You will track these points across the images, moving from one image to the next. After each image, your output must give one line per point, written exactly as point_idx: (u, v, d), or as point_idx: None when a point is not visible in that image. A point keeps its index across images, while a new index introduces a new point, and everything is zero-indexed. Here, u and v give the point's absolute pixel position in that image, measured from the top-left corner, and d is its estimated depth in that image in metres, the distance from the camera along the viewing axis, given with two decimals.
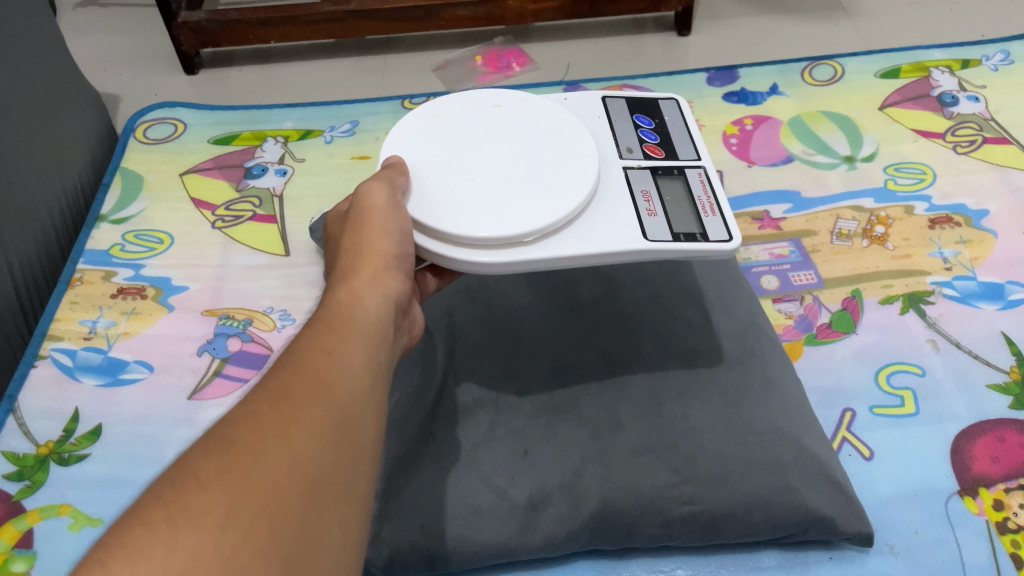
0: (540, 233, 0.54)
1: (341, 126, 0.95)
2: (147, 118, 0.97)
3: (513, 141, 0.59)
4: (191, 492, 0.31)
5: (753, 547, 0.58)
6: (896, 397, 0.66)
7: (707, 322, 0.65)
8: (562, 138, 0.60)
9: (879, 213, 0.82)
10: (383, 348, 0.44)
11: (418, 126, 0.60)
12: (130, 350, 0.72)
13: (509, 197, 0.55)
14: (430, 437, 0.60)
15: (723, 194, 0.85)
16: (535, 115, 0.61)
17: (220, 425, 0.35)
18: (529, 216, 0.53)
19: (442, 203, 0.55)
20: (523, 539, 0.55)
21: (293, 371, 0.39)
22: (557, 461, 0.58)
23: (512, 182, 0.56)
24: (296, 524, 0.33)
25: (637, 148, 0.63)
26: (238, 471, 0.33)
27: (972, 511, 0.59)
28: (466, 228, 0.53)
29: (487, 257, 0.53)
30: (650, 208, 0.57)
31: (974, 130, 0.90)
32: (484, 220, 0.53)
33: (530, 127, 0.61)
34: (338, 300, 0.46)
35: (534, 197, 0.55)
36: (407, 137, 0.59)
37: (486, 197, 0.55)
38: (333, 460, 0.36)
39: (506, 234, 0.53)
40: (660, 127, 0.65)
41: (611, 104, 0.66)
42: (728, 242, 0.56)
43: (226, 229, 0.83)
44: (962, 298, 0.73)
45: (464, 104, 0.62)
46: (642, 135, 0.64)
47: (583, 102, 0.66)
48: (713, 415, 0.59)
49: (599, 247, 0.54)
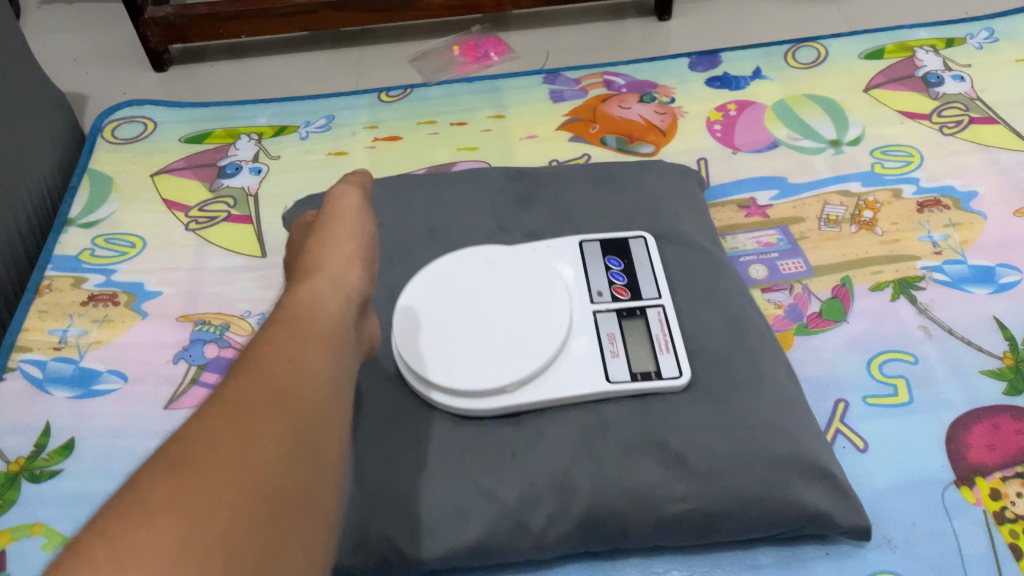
0: (521, 381, 0.58)
1: (316, 121, 0.93)
2: (115, 116, 0.94)
3: (497, 304, 0.62)
4: (140, 526, 0.30)
5: (748, 545, 0.57)
6: (890, 385, 0.65)
7: (693, 313, 0.64)
8: (535, 290, 0.63)
9: (866, 197, 0.80)
10: (346, 353, 0.43)
11: (417, 284, 0.64)
12: (102, 360, 0.69)
13: (491, 356, 0.59)
14: (416, 442, 0.58)
15: (708, 181, 0.84)
16: (513, 276, 0.64)
17: (172, 443, 0.34)
18: (511, 370, 0.58)
19: (429, 356, 0.59)
20: (512, 541, 0.54)
21: (251, 379, 0.37)
22: (545, 461, 0.56)
23: (497, 340, 0.60)
24: (258, 549, 0.32)
25: (607, 290, 0.65)
26: (192, 499, 0.31)
27: (968, 501, 0.58)
28: (451, 379, 0.58)
29: (469, 405, 0.58)
30: (613, 349, 0.61)
31: (960, 110, 0.89)
32: (465, 371, 0.58)
33: (512, 283, 0.63)
34: (299, 300, 0.44)
35: (515, 359, 0.59)
36: (407, 295, 0.63)
37: (468, 357, 0.59)
38: (291, 479, 0.35)
39: (490, 387, 0.57)
40: (630, 267, 0.66)
41: (585, 247, 0.68)
42: (678, 380, 0.59)
43: (200, 231, 0.80)
44: (953, 282, 0.72)
45: (456, 268, 0.65)
46: (612, 276, 0.66)
47: (558, 247, 0.68)
48: (703, 411, 0.57)
49: (573, 391, 0.58)
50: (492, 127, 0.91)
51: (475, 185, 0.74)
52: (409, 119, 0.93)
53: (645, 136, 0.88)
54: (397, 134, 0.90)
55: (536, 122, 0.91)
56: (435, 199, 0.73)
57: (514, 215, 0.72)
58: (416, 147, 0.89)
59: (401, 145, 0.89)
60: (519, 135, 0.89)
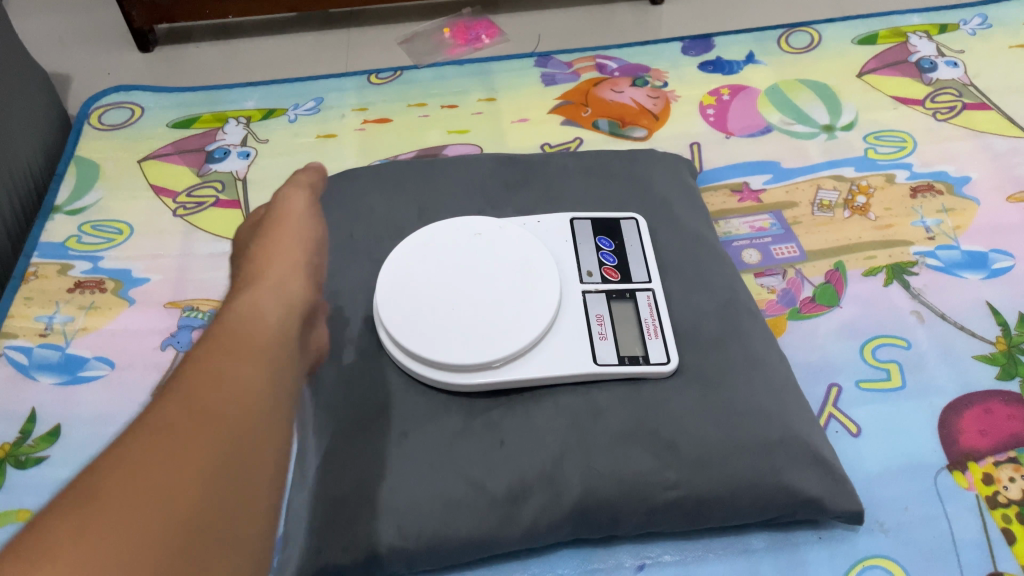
0: (508, 358, 0.55)
1: (305, 103, 0.91)
2: (101, 101, 0.93)
3: (488, 274, 0.59)
4: (45, 559, 0.28)
5: (741, 529, 0.57)
6: (882, 370, 0.65)
7: (685, 297, 0.62)
8: (525, 267, 0.60)
9: (860, 182, 0.80)
10: (286, 364, 0.42)
11: (405, 252, 0.61)
12: (89, 347, 0.68)
13: (477, 329, 0.56)
14: (402, 436, 0.55)
15: (701, 166, 0.83)
16: (505, 250, 0.61)
17: (85, 475, 0.32)
18: (497, 345, 0.55)
19: (410, 323, 0.57)
20: (503, 532, 0.52)
21: (175, 399, 0.35)
22: (533, 450, 0.54)
23: (483, 315, 0.57)
24: (171, 573, 0.30)
25: (596, 271, 0.62)
26: (103, 526, 0.29)
27: (961, 486, 0.58)
28: (435, 351, 0.55)
29: (453, 380, 0.55)
30: (601, 331, 0.58)
31: (953, 96, 0.88)
32: (450, 342, 0.56)
33: (500, 257, 0.61)
34: (238, 312, 0.43)
35: (500, 334, 0.56)
36: (395, 263, 0.60)
37: (453, 327, 0.56)
38: (219, 501, 0.33)
39: (475, 362, 0.55)
40: (621, 248, 0.64)
41: (576, 226, 0.65)
42: (666, 365, 0.56)
43: (187, 216, 0.79)
44: (946, 268, 0.72)
45: (449, 236, 0.62)
46: (602, 257, 0.63)
47: (547, 226, 0.65)
48: (694, 398, 0.56)
49: (560, 369, 0.56)
50: (483, 109, 0.90)
51: (465, 167, 0.73)
52: (400, 102, 0.91)
53: (638, 120, 0.88)
54: (387, 116, 0.89)
55: (528, 106, 0.90)
56: (426, 180, 0.71)
57: (506, 194, 0.70)
58: (406, 130, 0.88)
59: (391, 128, 0.88)
60: (510, 118, 0.89)
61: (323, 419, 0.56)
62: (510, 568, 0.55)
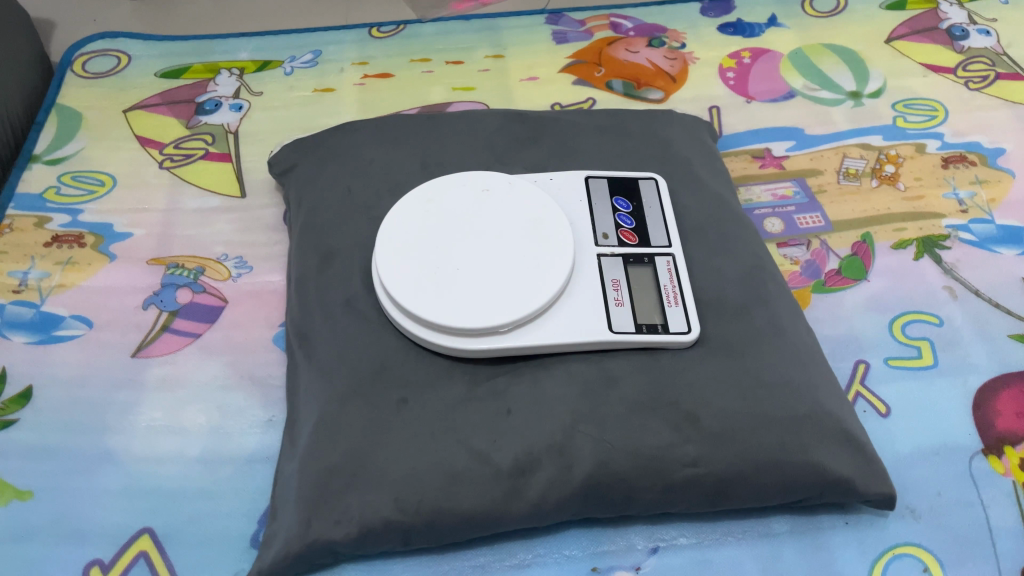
0: (517, 323, 0.51)
1: (302, 56, 0.87)
2: (86, 48, 0.88)
3: (496, 231, 0.55)
4: None
5: (762, 511, 0.53)
6: (913, 347, 0.61)
7: (707, 262, 0.58)
8: (536, 225, 0.55)
9: (888, 151, 0.76)
10: None
11: (407, 207, 0.57)
12: (65, 304, 0.64)
13: (482, 291, 0.52)
14: (401, 402, 0.50)
15: (720, 130, 0.79)
16: (516, 207, 0.56)
17: None
18: (504, 307, 0.51)
19: (409, 281, 0.52)
20: (508, 507, 0.48)
21: None
22: (543, 419, 0.49)
23: (490, 275, 0.52)
24: None
25: (613, 233, 0.57)
26: None
27: (997, 471, 0.54)
28: (438, 312, 0.51)
29: (456, 344, 0.51)
30: (617, 297, 0.54)
31: (986, 65, 0.84)
32: (452, 303, 0.51)
33: (510, 215, 0.56)
34: None
35: (507, 296, 0.51)
36: (396, 219, 0.56)
37: (456, 286, 0.52)
38: None
39: (480, 326, 0.50)
40: (639, 210, 0.59)
41: (592, 185, 0.60)
42: (686, 334, 0.52)
43: (175, 169, 0.75)
44: (979, 242, 0.68)
45: (454, 190, 0.58)
46: (619, 218, 0.58)
47: (561, 184, 0.60)
48: (717, 369, 0.51)
49: (572, 335, 0.51)
50: (491, 67, 0.85)
51: (472, 122, 0.68)
52: (402, 56, 0.87)
53: (654, 82, 0.83)
54: (388, 71, 0.85)
55: (537, 64, 0.85)
56: (430, 135, 0.67)
57: (515, 151, 0.66)
58: (409, 86, 0.83)
59: (393, 83, 0.83)
60: (519, 76, 0.84)
61: (318, 384, 0.52)
62: (514, 547, 0.51)
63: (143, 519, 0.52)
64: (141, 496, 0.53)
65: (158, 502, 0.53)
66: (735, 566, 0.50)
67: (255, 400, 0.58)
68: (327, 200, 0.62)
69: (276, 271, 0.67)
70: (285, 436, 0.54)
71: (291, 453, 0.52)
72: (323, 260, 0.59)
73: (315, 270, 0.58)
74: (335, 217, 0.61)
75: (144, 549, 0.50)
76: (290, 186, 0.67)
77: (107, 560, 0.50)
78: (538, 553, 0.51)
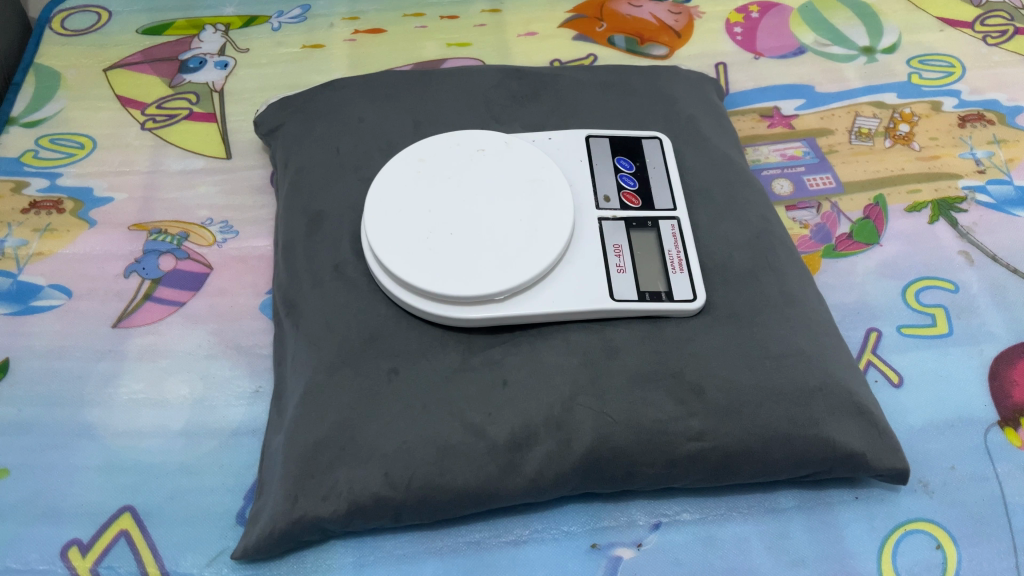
0: (513, 291, 0.48)
1: (290, 11, 0.83)
2: (65, 5, 0.84)
3: (491, 193, 0.52)
4: None
5: (768, 486, 0.51)
6: (927, 315, 0.59)
7: (713, 226, 0.55)
8: (535, 189, 0.52)
9: (902, 110, 0.73)
10: None
11: (397, 169, 0.54)
12: (43, 273, 0.61)
13: (476, 257, 0.49)
14: (392, 373, 0.48)
15: (727, 87, 0.75)
16: (513, 167, 0.54)
17: None
18: (500, 273, 0.48)
19: (400, 247, 0.49)
20: (504, 483, 0.46)
21: None
22: (540, 392, 0.47)
23: (486, 239, 0.50)
24: None
25: (615, 196, 0.54)
26: None
27: (1013, 444, 0.52)
28: (428, 280, 0.48)
29: (449, 313, 0.48)
30: (620, 263, 0.51)
31: (1004, 19, 0.80)
32: (447, 270, 0.48)
33: (506, 174, 0.53)
34: None
35: (503, 261, 0.49)
36: (384, 180, 0.53)
37: (449, 252, 0.49)
38: None
39: (474, 294, 0.47)
40: (642, 170, 0.56)
41: (593, 145, 0.57)
42: (691, 303, 0.49)
43: (158, 130, 0.72)
44: (998, 205, 0.65)
45: (447, 149, 0.55)
46: (622, 179, 0.55)
47: (563, 144, 0.57)
48: (724, 338, 0.49)
49: (571, 305, 0.48)
50: (487, 21, 0.82)
51: (467, 79, 0.65)
52: (395, 11, 0.83)
53: (658, 36, 0.80)
54: (380, 27, 0.81)
55: (537, 19, 0.82)
56: (423, 93, 0.63)
57: (513, 108, 0.63)
58: (401, 41, 0.79)
59: (385, 38, 0.80)
60: (516, 31, 0.80)
61: (306, 353, 0.50)
62: (510, 522, 0.50)
63: (124, 496, 0.50)
64: (122, 472, 0.51)
65: (140, 478, 0.51)
66: (740, 542, 0.48)
67: (240, 370, 0.56)
68: (315, 160, 0.59)
69: (262, 236, 0.64)
70: (273, 407, 0.52)
71: (279, 424, 0.50)
72: (310, 224, 0.56)
73: (302, 234, 0.56)
74: (322, 178, 0.58)
75: (125, 528, 0.49)
76: (277, 146, 0.64)
77: (86, 541, 0.48)
78: (535, 529, 0.49)
